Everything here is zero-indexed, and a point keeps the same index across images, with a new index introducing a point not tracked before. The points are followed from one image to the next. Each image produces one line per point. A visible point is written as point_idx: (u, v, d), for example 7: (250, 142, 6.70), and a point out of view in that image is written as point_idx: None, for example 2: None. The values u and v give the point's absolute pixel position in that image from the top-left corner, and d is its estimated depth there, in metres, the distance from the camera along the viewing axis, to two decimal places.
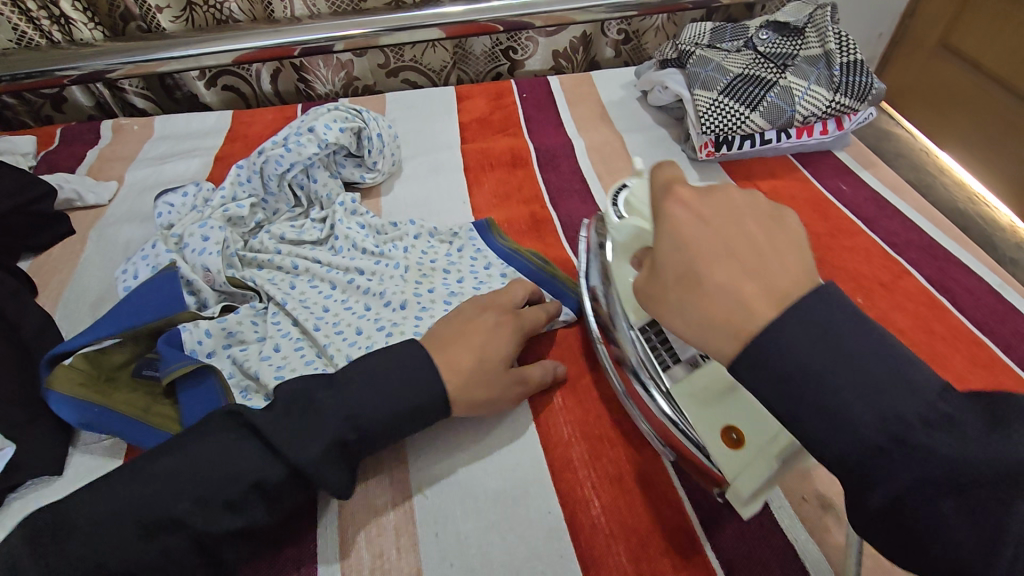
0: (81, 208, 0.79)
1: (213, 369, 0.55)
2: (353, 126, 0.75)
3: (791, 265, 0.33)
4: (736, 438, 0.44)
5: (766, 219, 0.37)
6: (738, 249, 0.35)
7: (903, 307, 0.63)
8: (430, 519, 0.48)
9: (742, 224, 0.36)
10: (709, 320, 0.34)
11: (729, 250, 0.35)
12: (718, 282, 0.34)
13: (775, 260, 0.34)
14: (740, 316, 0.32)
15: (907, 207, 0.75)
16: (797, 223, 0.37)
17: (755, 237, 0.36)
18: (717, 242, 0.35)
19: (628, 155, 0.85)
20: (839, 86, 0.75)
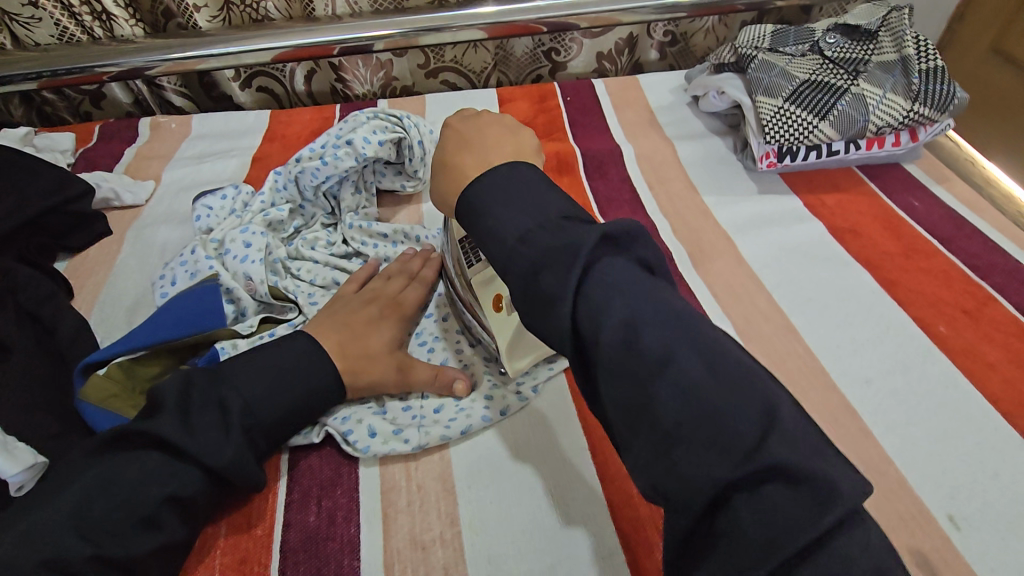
0: (118, 208, 0.77)
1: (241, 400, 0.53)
2: (393, 137, 0.70)
3: (496, 149, 0.46)
4: (499, 304, 0.53)
5: (496, 124, 0.50)
6: (471, 143, 0.47)
7: (991, 338, 0.58)
8: (481, 560, 0.44)
9: (475, 129, 0.49)
10: (444, 192, 0.46)
11: (461, 143, 0.48)
12: (443, 171, 0.47)
13: (492, 150, 0.46)
14: (455, 183, 0.45)
15: (987, 226, 0.69)
16: (531, 136, 0.50)
17: (484, 135, 0.48)
18: (454, 143, 0.48)
19: (680, 164, 0.80)
20: (918, 95, 0.70)
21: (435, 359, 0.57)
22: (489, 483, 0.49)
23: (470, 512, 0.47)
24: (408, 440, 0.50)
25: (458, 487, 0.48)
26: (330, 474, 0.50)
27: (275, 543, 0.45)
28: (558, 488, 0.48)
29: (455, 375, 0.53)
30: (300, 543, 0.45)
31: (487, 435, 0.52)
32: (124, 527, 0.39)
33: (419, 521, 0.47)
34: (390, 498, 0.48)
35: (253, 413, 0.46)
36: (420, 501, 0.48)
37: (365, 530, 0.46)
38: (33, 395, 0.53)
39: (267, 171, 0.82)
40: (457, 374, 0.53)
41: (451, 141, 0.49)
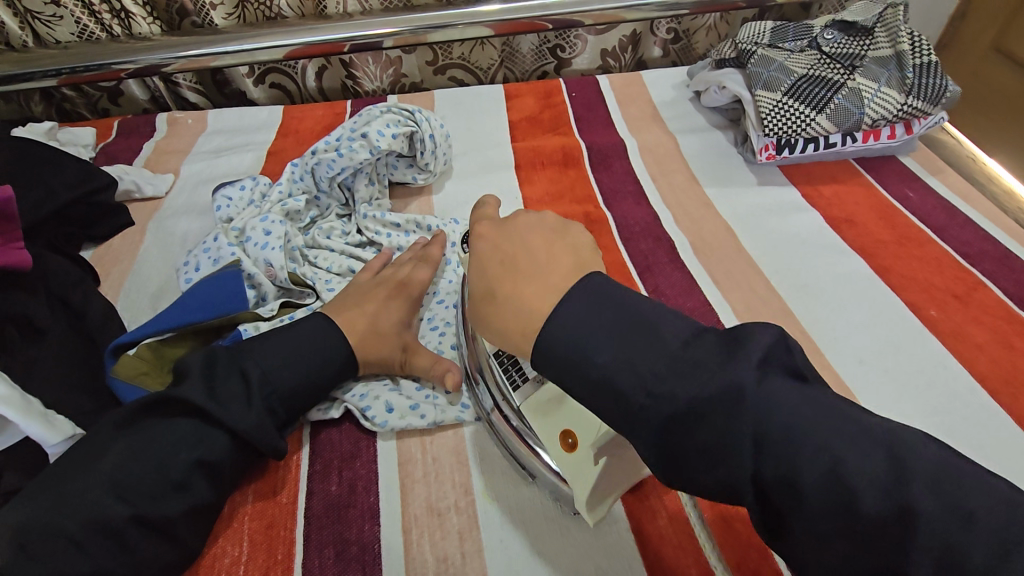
0: (139, 200, 0.80)
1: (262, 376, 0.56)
2: (405, 130, 0.73)
3: (557, 272, 0.38)
4: (570, 442, 0.44)
5: (542, 237, 0.42)
6: (524, 265, 0.39)
7: (980, 320, 0.60)
8: (493, 525, 0.47)
9: (523, 247, 0.41)
10: (506, 328, 0.38)
11: (510, 268, 0.40)
12: (499, 305, 0.38)
13: (547, 263, 0.39)
14: (526, 317, 0.37)
15: (979, 216, 0.72)
16: (579, 232, 0.43)
17: (532, 245, 0.41)
18: (503, 269, 0.40)
19: (681, 157, 0.83)
20: (912, 88, 0.72)
21: (447, 341, 0.60)
22: (500, 455, 0.51)
23: (483, 482, 0.50)
24: (423, 416, 0.53)
25: (470, 459, 0.51)
26: (349, 446, 0.52)
27: (299, 509, 0.48)
28: None
29: (450, 367, 0.53)
30: (323, 510, 0.48)
31: None
32: (160, 489, 0.42)
33: (435, 490, 0.49)
34: (407, 469, 0.51)
35: (278, 388, 0.49)
36: (435, 472, 0.51)
37: (384, 499, 0.49)
38: (68, 374, 0.56)
39: (282, 165, 0.84)
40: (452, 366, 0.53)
41: (496, 263, 0.41)
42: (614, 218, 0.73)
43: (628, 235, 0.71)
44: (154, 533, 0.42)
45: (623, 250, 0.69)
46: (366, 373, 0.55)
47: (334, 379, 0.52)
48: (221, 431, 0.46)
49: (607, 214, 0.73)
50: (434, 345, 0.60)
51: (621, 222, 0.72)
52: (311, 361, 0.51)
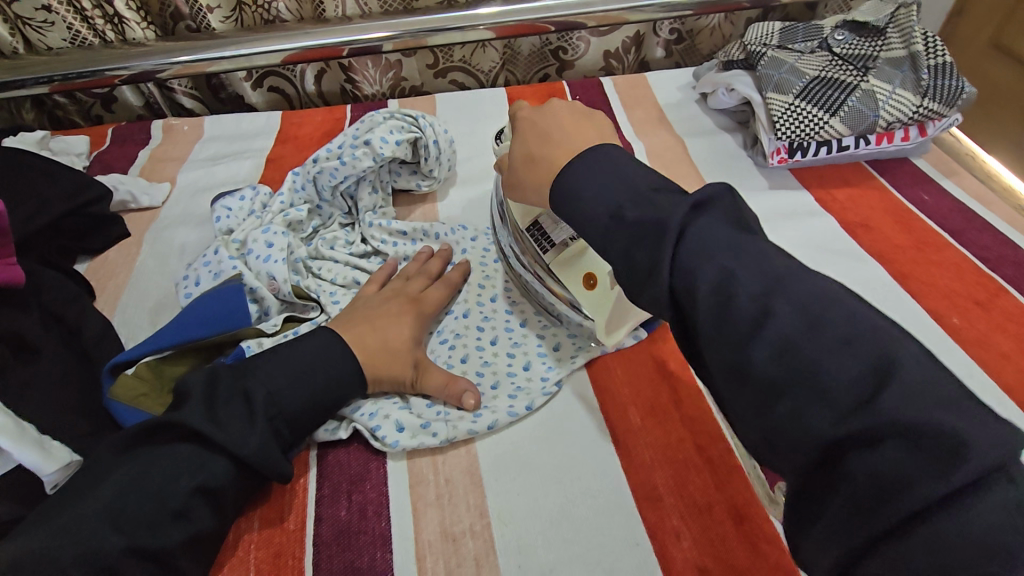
0: (135, 210, 0.78)
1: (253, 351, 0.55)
2: (409, 136, 0.71)
3: (574, 134, 0.48)
4: (591, 283, 0.53)
5: (577, 116, 0.50)
6: (543, 130, 0.49)
7: (1003, 327, 0.59)
8: (510, 549, 0.45)
9: (551, 120, 0.50)
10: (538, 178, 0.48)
11: (540, 138, 0.49)
12: (518, 154, 0.50)
13: (580, 134, 0.48)
14: (552, 161, 0.47)
15: (995, 218, 0.70)
16: (603, 117, 0.51)
17: (564, 121, 0.49)
18: (526, 138, 0.50)
19: (690, 161, 0.81)
20: (927, 90, 0.71)
21: (457, 354, 0.58)
22: (516, 477, 0.49)
23: (499, 504, 0.48)
24: (436, 434, 0.51)
25: (484, 479, 0.49)
26: (358, 468, 0.50)
27: (307, 536, 0.46)
28: (582, 478, 0.49)
29: (465, 388, 0.52)
30: (332, 537, 0.46)
31: (513, 429, 0.53)
32: (161, 520, 0.40)
33: (448, 513, 0.48)
34: (418, 491, 0.49)
35: (284, 408, 0.47)
36: (448, 494, 0.49)
37: (396, 524, 0.47)
38: (63, 395, 0.53)
39: (282, 172, 0.82)
40: (467, 385, 0.53)
41: (530, 134, 0.50)
42: None
43: None
44: (158, 565, 0.40)
45: None
46: (374, 391, 0.53)
47: (344, 398, 0.50)
48: (227, 457, 0.43)
49: None
50: (442, 360, 0.58)
51: None
52: (319, 378, 0.49)
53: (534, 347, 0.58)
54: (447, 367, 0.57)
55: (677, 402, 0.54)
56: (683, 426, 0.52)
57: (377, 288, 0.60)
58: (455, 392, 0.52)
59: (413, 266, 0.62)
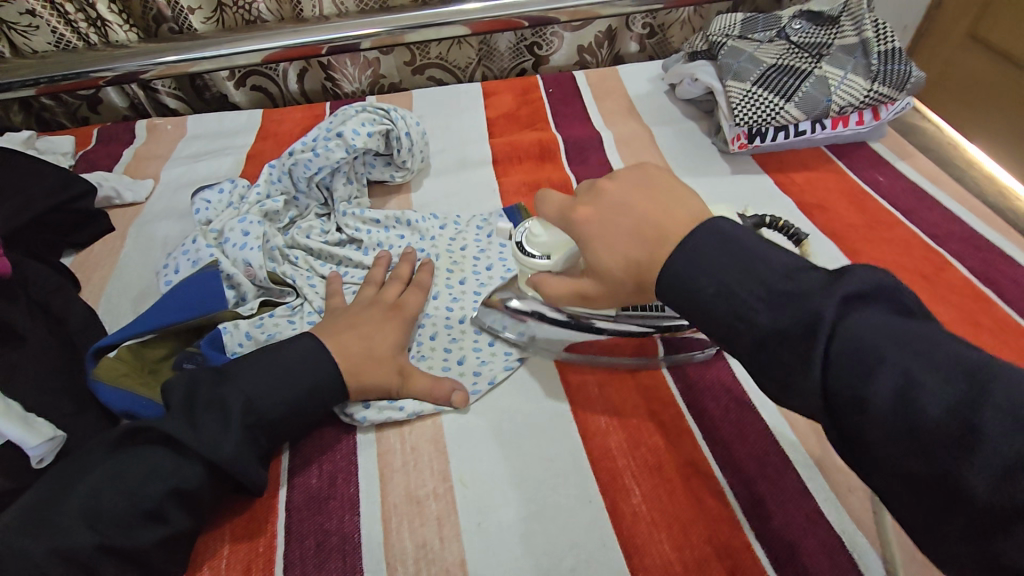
0: (119, 206, 0.81)
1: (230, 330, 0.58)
2: (381, 128, 0.74)
3: (658, 221, 0.43)
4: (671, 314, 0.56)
5: (641, 190, 0.45)
6: (614, 229, 0.44)
7: (946, 299, 0.62)
8: (471, 509, 0.48)
9: (623, 215, 0.44)
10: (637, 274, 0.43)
11: (635, 240, 0.43)
12: (608, 268, 0.45)
13: (669, 221, 0.42)
14: (647, 261, 0.42)
15: (946, 198, 0.73)
16: (668, 181, 0.46)
17: (642, 212, 0.44)
18: (603, 242, 0.45)
19: (657, 148, 0.84)
20: (877, 75, 0.74)
21: (426, 334, 0.60)
22: (478, 445, 0.52)
23: (461, 468, 0.51)
24: (403, 409, 0.54)
25: (448, 447, 0.52)
26: (328, 439, 0.53)
27: (279, 503, 0.49)
28: (541, 443, 0.52)
29: (453, 387, 0.54)
30: (304, 502, 0.49)
31: (476, 402, 0.56)
32: None
33: (414, 479, 0.50)
34: (386, 459, 0.52)
35: None
36: (414, 461, 0.51)
37: (364, 490, 0.50)
38: (49, 378, 0.56)
39: (261, 167, 0.85)
40: (455, 385, 0.55)
41: (622, 243, 0.44)
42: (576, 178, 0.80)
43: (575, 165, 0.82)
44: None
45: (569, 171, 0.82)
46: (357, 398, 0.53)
47: (327, 403, 0.51)
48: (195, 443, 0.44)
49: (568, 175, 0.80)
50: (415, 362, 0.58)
51: (572, 151, 0.84)
52: (298, 382, 0.49)
53: (499, 325, 0.61)
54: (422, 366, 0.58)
55: (634, 374, 0.57)
56: (637, 394, 0.55)
57: (343, 301, 0.61)
58: (442, 395, 0.54)
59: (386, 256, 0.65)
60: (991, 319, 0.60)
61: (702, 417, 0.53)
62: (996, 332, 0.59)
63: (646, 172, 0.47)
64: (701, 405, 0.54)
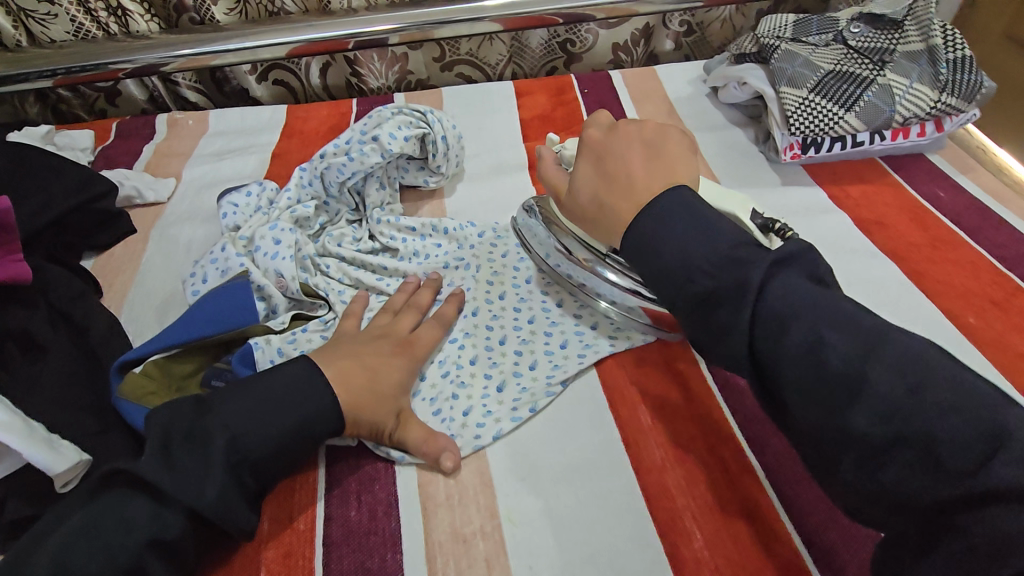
0: (140, 205, 0.78)
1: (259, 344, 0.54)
2: (418, 132, 0.70)
3: (637, 173, 0.47)
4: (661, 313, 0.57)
5: (646, 145, 0.49)
6: (606, 164, 0.50)
7: (1021, 328, 0.58)
8: (520, 551, 0.45)
9: (617, 154, 0.50)
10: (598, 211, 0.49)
11: (612, 178, 0.48)
12: (581, 187, 0.51)
13: (650, 169, 0.47)
14: (614, 198, 0.47)
15: (1013, 216, 0.69)
16: (676, 134, 0.51)
17: (634, 158, 0.48)
18: (591, 169, 0.51)
19: (701, 156, 0.80)
20: (946, 85, 0.69)
21: (466, 355, 0.57)
22: (527, 481, 0.49)
23: (509, 504, 0.48)
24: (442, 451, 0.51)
25: (494, 480, 0.49)
26: (368, 469, 0.50)
27: (317, 537, 0.46)
28: (593, 477, 0.49)
29: (446, 446, 0.49)
30: (343, 537, 0.46)
31: (521, 430, 0.53)
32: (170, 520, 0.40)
33: (459, 514, 0.47)
34: (428, 491, 0.49)
35: (300, 413, 0.46)
36: (459, 495, 0.48)
37: (407, 525, 0.47)
38: (74, 394, 0.53)
39: (288, 168, 0.82)
40: (449, 442, 0.50)
41: (606, 176, 0.49)
42: None
43: None
44: (177, 557, 0.41)
45: None
46: (351, 434, 0.49)
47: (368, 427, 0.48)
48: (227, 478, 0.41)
49: None
50: (447, 395, 0.54)
51: None
52: (323, 412, 0.47)
53: (541, 346, 0.58)
54: (426, 402, 0.54)
55: (688, 401, 0.54)
56: (694, 425, 0.52)
57: (355, 325, 0.57)
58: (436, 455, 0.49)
59: (411, 281, 0.61)
60: None
61: (765, 454, 0.49)
62: None
63: (666, 124, 0.51)
64: (763, 441, 0.50)
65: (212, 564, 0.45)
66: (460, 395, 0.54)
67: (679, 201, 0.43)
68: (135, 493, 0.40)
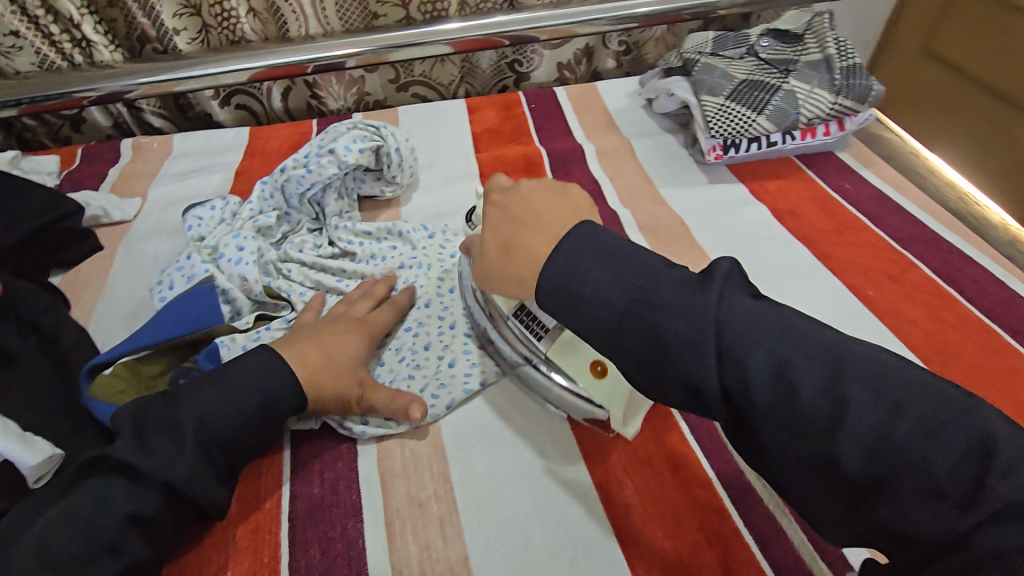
0: (107, 225, 0.81)
1: (224, 341, 0.58)
2: (371, 145, 0.75)
3: (550, 224, 0.47)
4: (601, 370, 0.50)
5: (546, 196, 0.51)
6: (517, 218, 0.49)
7: (913, 298, 0.65)
8: (469, 506, 0.50)
9: (528, 211, 0.49)
10: (509, 266, 0.47)
11: (522, 226, 0.48)
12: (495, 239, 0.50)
13: (555, 222, 0.47)
14: (525, 259, 0.46)
15: (908, 203, 0.78)
16: (576, 191, 0.53)
17: (538, 213, 0.49)
18: (501, 223, 0.50)
19: (636, 161, 0.88)
20: (840, 89, 0.79)
21: (420, 342, 0.61)
22: (477, 448, 0.54)
23: (459, 469, 0.52)
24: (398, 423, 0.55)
25: (447, 449, 0.54)
26: (331, 450, 0.54)
27: (282, 513, 0.50)
28: (536, 439, 0.54)
29: (412, 399, 0.54)
30: (306, 511, 0.50)
31: (470, 405, 0.57)
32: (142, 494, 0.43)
33: (415, 482, 0.52)
34: (386, 464, 0.53)
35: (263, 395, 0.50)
36: (414, 466, 0.53)
37: (368, 495, 0.51)
38: (46, 397, 0.56)
39: (251, 184, 0.86)
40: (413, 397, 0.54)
41: (519, 229, 0.48)
42: None
43: (557, 173, 0.86)
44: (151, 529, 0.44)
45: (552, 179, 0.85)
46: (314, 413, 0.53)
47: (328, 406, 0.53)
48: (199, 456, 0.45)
49: None
50: (403, 378, 0.59)
51: (554, 161, 0.88)
52: (286, 394, 0.51)
53: None
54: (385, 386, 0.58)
55: None
56: None
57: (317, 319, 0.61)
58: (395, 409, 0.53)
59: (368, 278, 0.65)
60: (955, 315, 0.63)
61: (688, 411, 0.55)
62: (958, 327, 0.62)
63: (567, 183, 0.54)
64: None
65: (183, 543, 0.48)
66: (416, 376, 0.59)
67: (593, 241, 0.42)
68: (110, 473, 0.44)
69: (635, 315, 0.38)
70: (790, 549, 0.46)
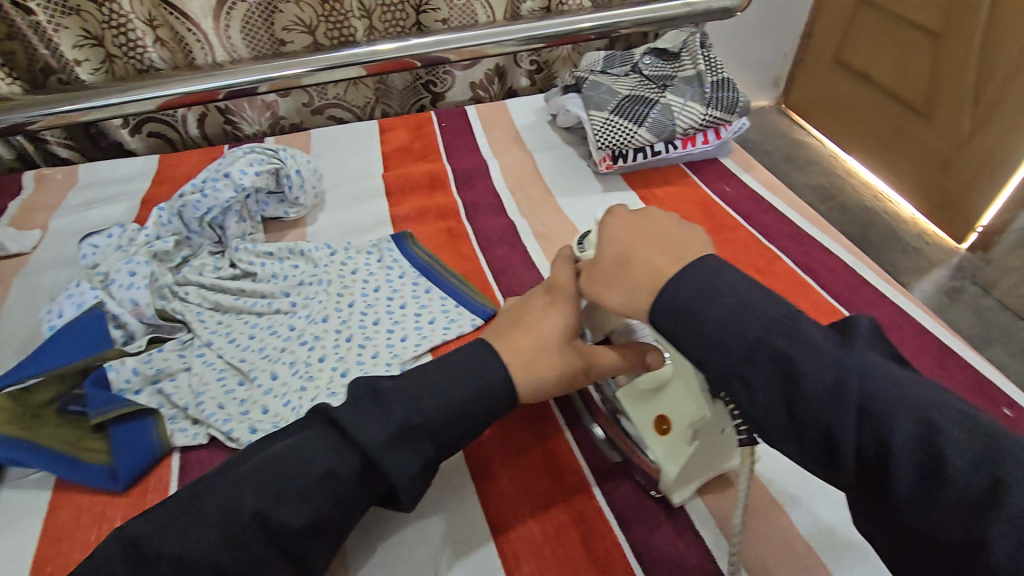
0: (3, 258, 0.80)
1: (114, 365, 0.59)
2: (269, 168, 0.78)
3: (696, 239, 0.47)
4: (666, 427, 0.53)
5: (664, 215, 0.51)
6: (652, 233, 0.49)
7: (776, 288, 0.72)
8: None
9: (651, 227, 0.49)
10: (637, 280, 0.46)
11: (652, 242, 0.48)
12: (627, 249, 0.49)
13: (686, 238, 0.47)
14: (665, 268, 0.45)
15: (780, 202, 0.85)
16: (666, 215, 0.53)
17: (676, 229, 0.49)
18: (633, 235, 0.49)
19: (538, 173, 0.93)
20: (710, 100, 0.86)
21: (314, 355, 0.64)
22: None
23: None
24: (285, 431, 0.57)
25: None
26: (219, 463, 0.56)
27: None
28: None
29: None
30: None
31: None
32: None
33: None
34: None
35: None
36: None
37: None
38: None
39: None
40: None
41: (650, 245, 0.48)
42: (464, 202, 0.87)
43: (461, 188, 0.90)
44: None
45: (454, 195, 0.89)
46: None
47: None
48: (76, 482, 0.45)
49: (457, 201, 0.87)
50: (296, 390, 0.61)
51: (459, 176, 0.92)
52: None
53: (383, 341, 0.65)
54: (276, 397, 0.60)
55: None
56: None
57: None
58: None
59: None
60: (809, 301, 0.70)
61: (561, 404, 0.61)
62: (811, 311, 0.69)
63: None
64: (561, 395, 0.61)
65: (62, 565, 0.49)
66: (307, 386, 0.61)
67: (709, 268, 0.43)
68: None
69: (773, 341, 0.38)
70: (644, 522, 0.51)
